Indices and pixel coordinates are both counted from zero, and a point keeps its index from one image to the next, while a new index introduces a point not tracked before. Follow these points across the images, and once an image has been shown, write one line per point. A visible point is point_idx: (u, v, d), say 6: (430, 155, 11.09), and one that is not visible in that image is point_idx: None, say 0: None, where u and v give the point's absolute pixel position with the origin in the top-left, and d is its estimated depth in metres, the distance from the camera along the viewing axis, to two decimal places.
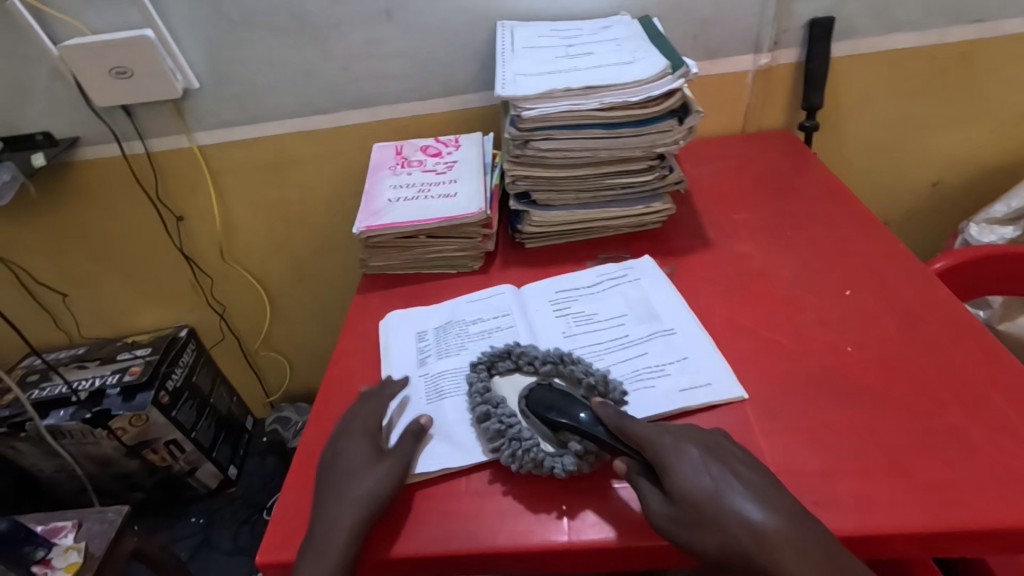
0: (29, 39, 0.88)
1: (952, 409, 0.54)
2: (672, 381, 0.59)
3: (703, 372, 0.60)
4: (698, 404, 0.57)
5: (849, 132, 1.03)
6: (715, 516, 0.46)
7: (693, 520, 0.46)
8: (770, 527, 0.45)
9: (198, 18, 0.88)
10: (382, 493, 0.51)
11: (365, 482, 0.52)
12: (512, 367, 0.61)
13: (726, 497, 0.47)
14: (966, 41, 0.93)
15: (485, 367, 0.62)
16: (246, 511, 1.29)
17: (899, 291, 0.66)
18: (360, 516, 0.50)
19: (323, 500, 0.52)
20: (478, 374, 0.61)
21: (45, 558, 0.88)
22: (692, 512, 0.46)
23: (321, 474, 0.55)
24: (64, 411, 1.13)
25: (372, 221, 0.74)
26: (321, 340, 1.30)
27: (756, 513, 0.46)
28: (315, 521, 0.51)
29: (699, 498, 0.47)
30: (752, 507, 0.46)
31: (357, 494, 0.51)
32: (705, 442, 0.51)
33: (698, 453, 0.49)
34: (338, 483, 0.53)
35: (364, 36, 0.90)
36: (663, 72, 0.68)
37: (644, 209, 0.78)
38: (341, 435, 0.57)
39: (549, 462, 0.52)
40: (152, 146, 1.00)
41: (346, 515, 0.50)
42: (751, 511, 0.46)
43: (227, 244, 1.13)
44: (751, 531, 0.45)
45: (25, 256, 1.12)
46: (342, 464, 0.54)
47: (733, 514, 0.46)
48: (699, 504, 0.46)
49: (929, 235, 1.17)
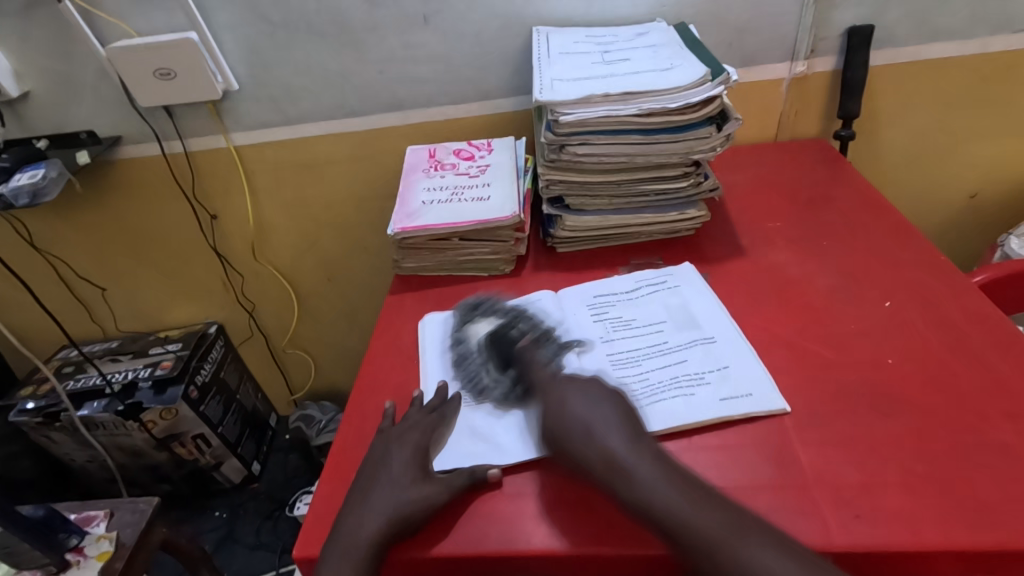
0: (77, 39, 0.91)
1: (1000, 426, 0.53)
2: (712, 390, 0.59)
3: (745, 384, 0.59)
4: (739, 414, 0.57)
5: (885, 141, 1.01)
6: (570, 440, 0.52)
7: (564, 447, 0.52)
8: (621, 453, 0.50)
9: (240, 21, 0.90)
10: (413, 515, 0.51)
11: (393, 501, 0.52)
12: (488, 313, 0.72)
13: (590, 432, 0.51)
14: (1011, 50, 0.92)
15: (467, 311, 0.73)
16: (269, 507, 1.31)
17: (941, 303, 0.65)
18: (386, 532, 0.51)
19: (350, 507, 0.53)
20: (459, 316, 0.73)
21: (78, 546, 0.89)
22: (562, 437, 0.53)
23: (356, 478, 0.56)
24: (98, 402, 1.16)
25: (407, 223, 0.75)
26: (346, 340, 1.31)
27: (614, 444, 0.50)
28: (338, 526, 0.52)
29: (565, 425, 0.53)
30: (616, 440, 0.50)
31: (382, 511, 0.52)
32: (581, 386, 0.56)
33: (581, 402, 0.54)
34: (368, 491, 0.54)
35: (401, 40, 0.92)
36: (703, 78, 0.68)
37: (677, 215, 0.78)
38: (385, 443, 0.58)
39: (488, 388, 0.63)
40: (190, 146, 1.02)
41: (371, 528, 0.51)
42: (608, 442, 0.50)
43: (259, 243, 1.15)
44: (603, 455, 0.50)
45: (65, 250, 1.16)
46: (377, 473, 0.55)
47: (587, 440, 0.51)
48: (565, 426, 0.53)
49: (966, 247, 1.15)
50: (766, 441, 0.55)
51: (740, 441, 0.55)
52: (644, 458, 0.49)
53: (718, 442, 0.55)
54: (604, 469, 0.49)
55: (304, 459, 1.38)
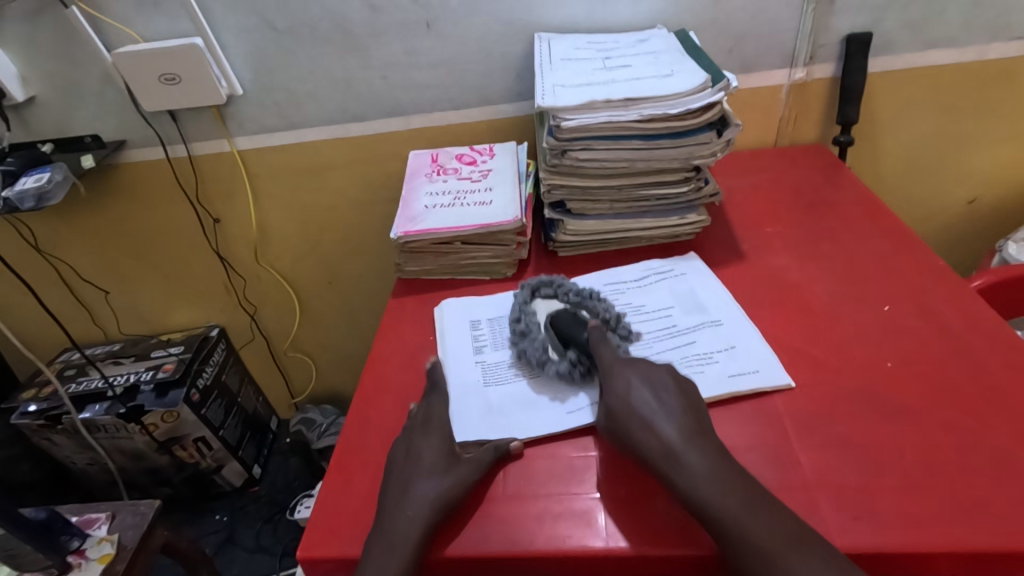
0: (83, 44, 0.91)
1: (997, 429, 0.53)
2: (721, 367, 0.62)
3: (751, 361, 0.62)
4: (746, 390, 0.59)
5: (884, 147, 1.02)
6: (631, 427, 0.53)
7: (621, 431, 0.53)
8: (674, 441, 0.51)
9: (244, 27, 0.91)
10: (454, 493, 0.53)
11: (431, 488, 0.53)
12: (552, 293, 0.71)
13: (647, 419, 0.53)
14: (1007, 57, 0.93)
15: (530, 289, 0.72)
16: (270, 510, 1.31)
17: (939, 307, 0.66)
18: (432, 518, 0.51)
19: (389, 504, 0.53)
20: (523, 292, 0.71)
21: (79, 549, 0.90)
22: (621, 421, 0.54)
23: (386, 476, 0.56)
24: (99, 405, 1.16)
25: (410, 227, 0.76)
26: (347, 343, 1.32)
27: (670, 432, 0.52)
28: (378, 527, 0.51)
29: (627, 409, 0.54)
30: (670, 430, 0.52)
31: (422, 498, 0.52)
32: (647, 372, 0.57)
33: (646, 391, 0.55)
34: (403, 487, 0.54)
35: (403, 46, 0.93)
36: (703, 85, 0.68)
37: (678, 220, 0.78)
38: (409, 433, 0.59)
39: (550, 364, 0.63)
40: (194, 150, 1.03)
41: (418, 517, 0.51)
42: (665, 430, 0.52)
43: (262, 246, 1.16)
44: (658, 441, 0.51)
45: (68, 253, 1.16)
46: (408, 463, 0.56)
47: (647, 430, 0.52)
48: (627, 412, 0.54)
49: (965, 252, 1.15)
50: (767, 444, 0.55)
51: (740, 443, 0.56)
52: (694, 447, 0.51)
53: (719, 444, 0.56)
54: (659, 455, 0.51)
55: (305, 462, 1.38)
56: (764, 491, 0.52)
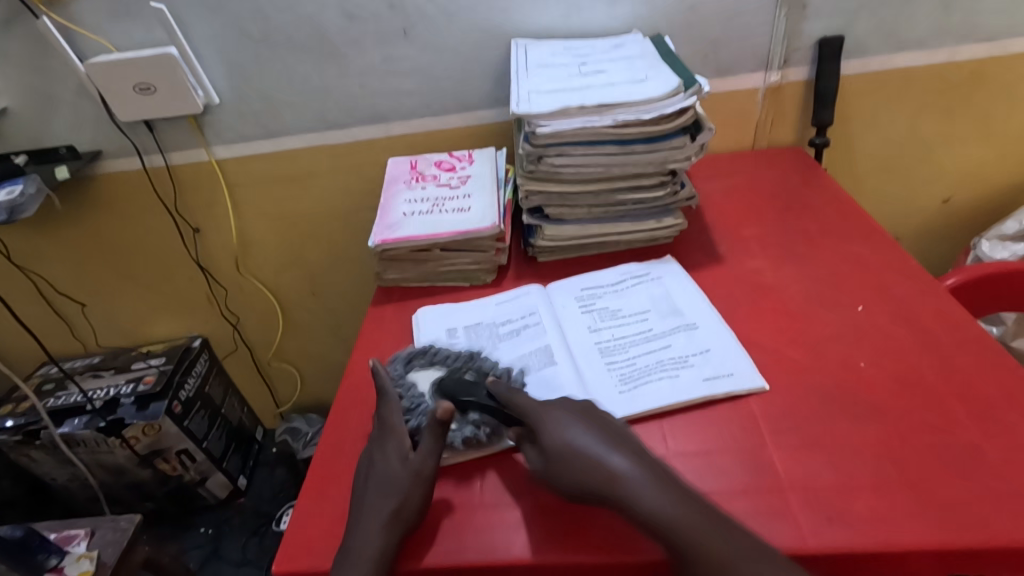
0: (54, 55, 0.90)
1: (968, 426, 0.54)
2: (696, 371, 0.62)
3: (727, 365, 0.62)
4: (721, 393, 0.60)
5: (859, 147, 1.03)
6: (575, 462, 0.51)
7: (563, 474, 0.51)
8: (628, 472, 0.49)
9: (220, 36, 0.90)
10: (411, 505, 0.52)
11: (389, 503, 0.52)
12: (428, 361, 0.65)
13: (589, 451, 0.51)
14: (977, 59, 0.94)
15: (404, 361, 0.65)
16: (256, 522, 1.29)
17: (912, 307, 0.67)
18: (391, 534, 0.51)
19: (352, 522, 0.52)
20: (397, 367, 0.64)
21: (57, 567, 0.89)
22: (559, 466, 0.51)
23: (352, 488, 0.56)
24: (78, 419, 1.14)
25: (387, 235, 0.76)
26: (332, 352, 1.31)
27: (620, 462, 0.50)
28: (347, 540, 0.51)
29: (565, 451, 0.51)
30: (618, 458, 0.50)
31: (380, 511, 0.52)
32: (571, 411, 0.55)
33: (577, 424, 0.53)
34: (368, 498, 0.54)
35: (381, 54, 0.93)
36: (676, 90, 0.69)
37: (655, 224, 0.79)
38: (372, 445, 0.58)
39: (452, 434, 0.57)
40: (171, 159, 1.02)
41: (375, 535, 0.50)
42: (615, 462, 0.50)
43: (242, 256, 1.15)
44: (609, 475, 0.50)
45: (45, 265, 1.15)
46: (368, 477, 0.55)
47: (594, 460, 0.50)
48: (567, 452, 0.51)
49: (942, 251, 1.17)
50: (744, 444, 0.56)
51: (716, 446, 0.56)
52: (643, 475, 0.49)
53: (696, 448, 0.56)
54: (615, 488, 0.49)
55: (291, 473, 1.37)
56: (738, 492, 0.52)
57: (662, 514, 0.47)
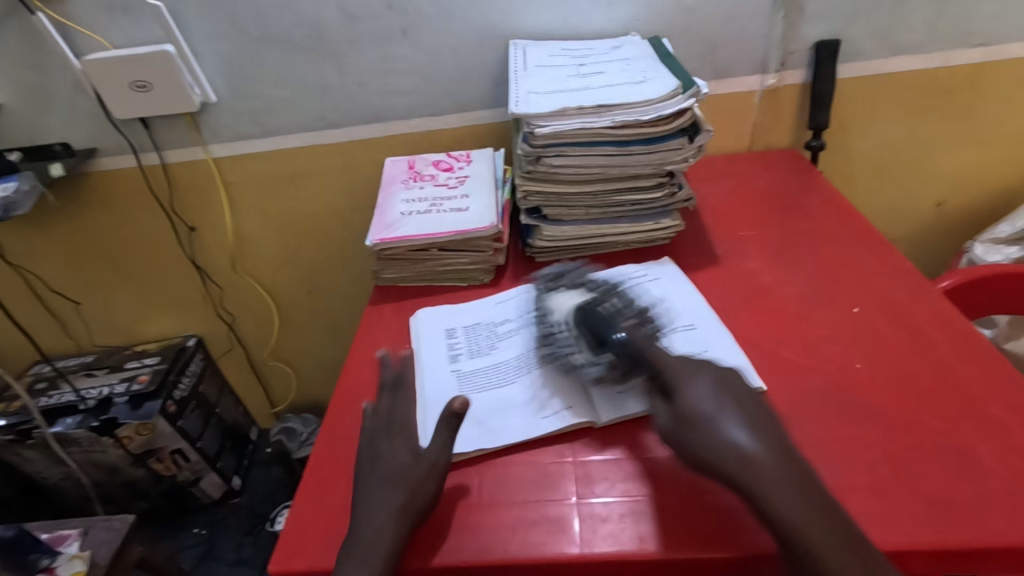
0: (50, 51, 0.90)
1: (962, 427, 0.55)
2: None
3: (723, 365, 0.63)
4: None
5: (855, 150, 1.04)
6: (706, 432, 0.49)
7: (683, 442, 0.50)
8: (754, 453, 0.47)
9: (217, 34, 0.90)
10: (421, 499, 0.52)
11: (398, 495, 0.52)
12: (573, 285, 0.69)
13: (716, 425, 0.49)
14: (971, 64, 0.95)
15: (548, 282, 0.72)
16: (250, 522, 1.29)
17: (906, 309, 0.67)
18: (401, 527, 0.50)
19: (358, 513, 0.52)
20: (540, 288, 0.71)
21: (49, 567, 0.87)
22: (686, 433, 0.50)
23: (355, 479, 0.55)
24: (71, 418, 1.13)
25: (385, 234, 0.75)
26: (329, 352, 1.31)
27: (747, 442, 0.48)
28: (354, 535, 0.51)
29: (697, 415, 0.50)
30: (741, 434, 0.49)
31: (388, 505, 0.51)
32: (714, 375, 0.53)
33: (710, 386, 0.52)
34: (375, 492, 0.53)
35: (379, 54, 0.92)
36: (674, 92, 0.69)
37: (652, 225, 0.79)
38: (379, 433, 0.58)
39: (580, 367, 0.61)
40: (167, 157, 1.02)
41: (386, 527, 0.50)
42: (742, 439, 0.48)
43: (238, 255, 1.15)
44: (736, 453, 0.48)
45: (38, 263, 1.14)
46: (376, 465, 0.55)
47: (715, 433, 0.49)
48: (694, 419, 0.50)
49: (936, 253, 1.18)
50: None
51: None
52: (771, 455, 0.47)
53: None
54: (737, 466, 0.47)
55: (286, 473, 1.36)
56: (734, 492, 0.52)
57: (783, 500, 0.45)
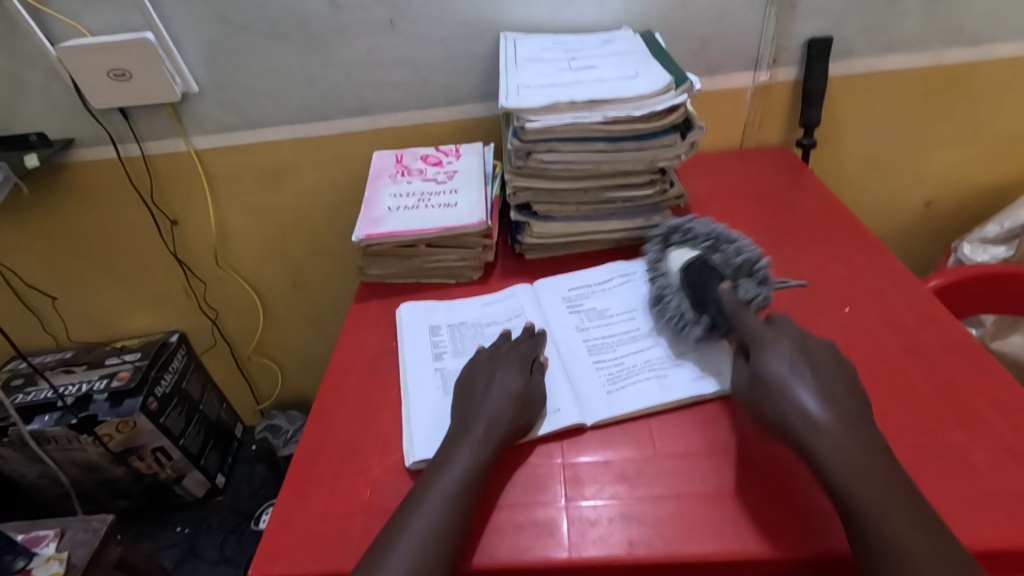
0: (25, 38, 0.87)
1: (951, 428, 0.54)
2: (683, 371, 0.62)
3: (711, 364, 0.62)
4: (709, 394, 0.59)
5: (846, 148, 1.04)
6: (781, 397, 0.51)
7: (760, 402, 0.53)
8: (822, 419, 0.49)
9: (199, 22, 0.87)
10: (501, 434, 0.55)
11: (478, 432, 0.55)
12: (685, 242, 0.71)
13: (790, 389, 0.52)
14: (961, 64, 0.95)
15: (661, 241, 0.73)
16: (234, 520, 1.27)
17: (897, 309, 0.67)
18: (484, 457, 0.53)
19: (454, 432, 0.56)
20: (655, 247, 0.73)
21: (24, 568, 0.85)
22: (760, 393, 0.53)
23: (457, 404, 0.59)
24: (49, 416, 1.11)
25: (372, 230, 0.74)
26: (314, 348, 1.29)
27: (817, 410, 0.50)
28: (432, 465, 0.53)
29: (767, 381, 0.53)
30: (812, 401, 0.51)
31: (473, 438, 0.54)
32: (799, 336, 0.56)
33: (790, 350, 0.54)
34: (463, 426, 0.56)
35: (366, 45, 0.90)
36: (666, 87, 0.68)
37: (643, 222, 0.78)
38: (487, 362, 0.63)
39: (686, 327, 0.63)
40: (148, 149, 0.99)
41: (463, 459, 0.52)
42: (812, 407, 0.50)
43: (222, 250, 1.12)
44: (806, 421, 0.50)
45: (14, 256, 1.11)
46: (486, 387, 0.59)
47: (786, 396, 0.51)
48: (770, 382, 0.53)
49: (922, 253, 1.18)
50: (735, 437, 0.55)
51: (702, 449, 0.55)
52: (840, 428, 0.49)
53: (682, 450, 0.56)
54: None
55: (271, 470, 1.34)
56: (721, 495, 0.52)
57: None
